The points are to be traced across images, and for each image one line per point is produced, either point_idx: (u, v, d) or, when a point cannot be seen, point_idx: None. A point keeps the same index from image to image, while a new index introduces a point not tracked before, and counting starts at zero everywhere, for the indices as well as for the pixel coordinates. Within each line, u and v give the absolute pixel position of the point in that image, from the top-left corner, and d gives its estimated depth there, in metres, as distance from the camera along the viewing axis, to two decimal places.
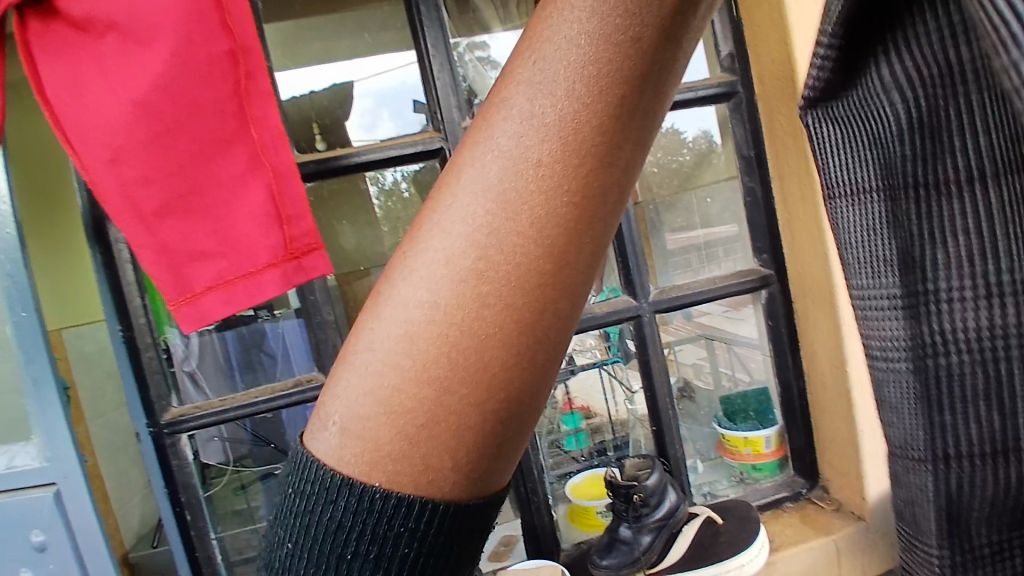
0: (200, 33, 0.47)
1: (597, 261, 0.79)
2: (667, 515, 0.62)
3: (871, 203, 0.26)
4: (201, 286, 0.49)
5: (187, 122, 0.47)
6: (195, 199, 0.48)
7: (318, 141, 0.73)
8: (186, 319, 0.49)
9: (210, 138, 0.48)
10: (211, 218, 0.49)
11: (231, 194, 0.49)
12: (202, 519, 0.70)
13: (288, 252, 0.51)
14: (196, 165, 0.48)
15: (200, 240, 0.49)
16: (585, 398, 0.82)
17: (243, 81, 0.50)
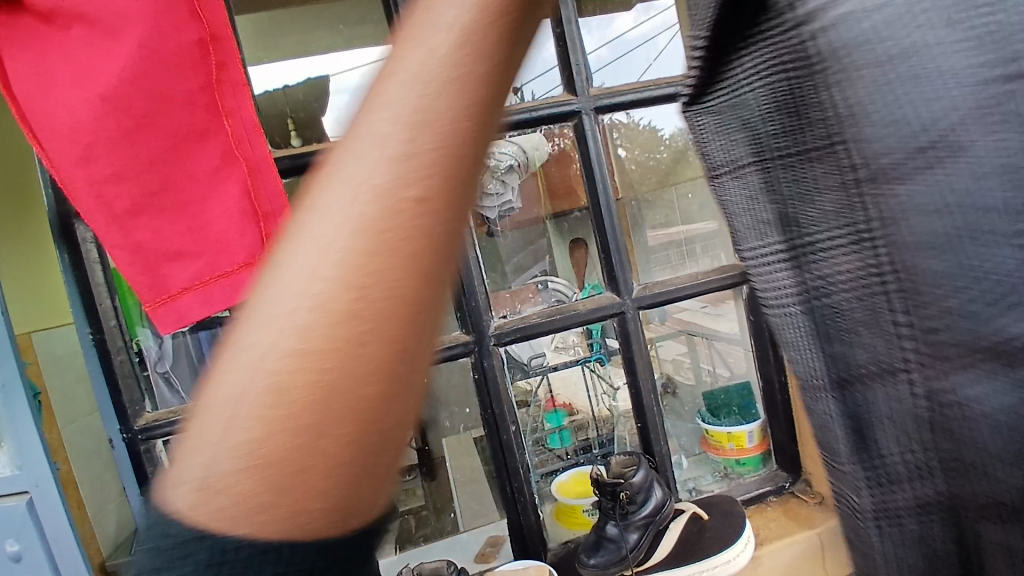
0: (169, 23, 0.45)
1: (579, 259, 0.81)
2: (654, 512, 0.62)
3: (752, 184, 0.24)
4: (179, 287, 0.48)
5: (158, 115, 0.45)
6: (169, 196, 0.47)
7: (292, 136, 0.71)
8: (164, 321, 0.48)
9: (182, 132, 0.46)
10: (187, 216, 0.47)
11: (206, 190, 0.48)
12: None
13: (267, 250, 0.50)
14: (168, 160, 0.46)
15: (175, 239, 0.47)
16: (568, 396, 0.83)
17: (215, 73, 0.48)
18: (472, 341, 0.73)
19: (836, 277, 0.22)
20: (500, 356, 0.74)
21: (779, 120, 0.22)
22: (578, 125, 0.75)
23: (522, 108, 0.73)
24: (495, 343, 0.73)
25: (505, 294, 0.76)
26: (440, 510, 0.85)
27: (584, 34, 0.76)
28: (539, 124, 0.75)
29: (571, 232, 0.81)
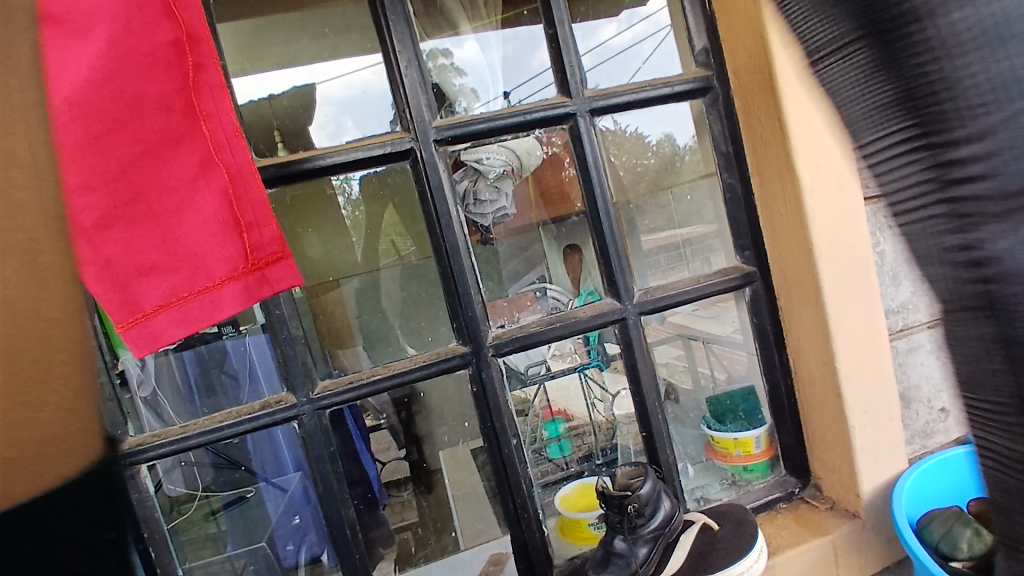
0: (140, 20, 0.44)
1: (573, 265, 0.79)
2: (663, 524, 0.61)
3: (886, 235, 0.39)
4: (153, 305, 0.46)
5: (130, 119, 0.44)
6: (142, 207, 0.45)
7: (278, 147, 0.68)
8: (137, 342, 0.46)
9: (157, 136, 0.45)
10: (161, 226, 0.46)
11: (182, 198, 0.46)
12: (168, 555, 0.64)
13: (249, 263, 0.49)
14: (141, 168, 0.45)
15: (149, 255, 0.46)
16: (563, 403, 0.82)
17: (191, 74, 0.47)
18: (469, 352, 0.71)
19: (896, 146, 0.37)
20: (498, 366, 0.72)
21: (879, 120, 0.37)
22: (573, 127, 0.73)
23: (514, 111, 0.71)
24: (493, 353, 0.72)
25: (503, 302, 0.74)
26: (440, 529, 0.83)
27: (578, 38, 0.75)
28: (528, 128, 0.73)
29: (567, 237, 0.80)
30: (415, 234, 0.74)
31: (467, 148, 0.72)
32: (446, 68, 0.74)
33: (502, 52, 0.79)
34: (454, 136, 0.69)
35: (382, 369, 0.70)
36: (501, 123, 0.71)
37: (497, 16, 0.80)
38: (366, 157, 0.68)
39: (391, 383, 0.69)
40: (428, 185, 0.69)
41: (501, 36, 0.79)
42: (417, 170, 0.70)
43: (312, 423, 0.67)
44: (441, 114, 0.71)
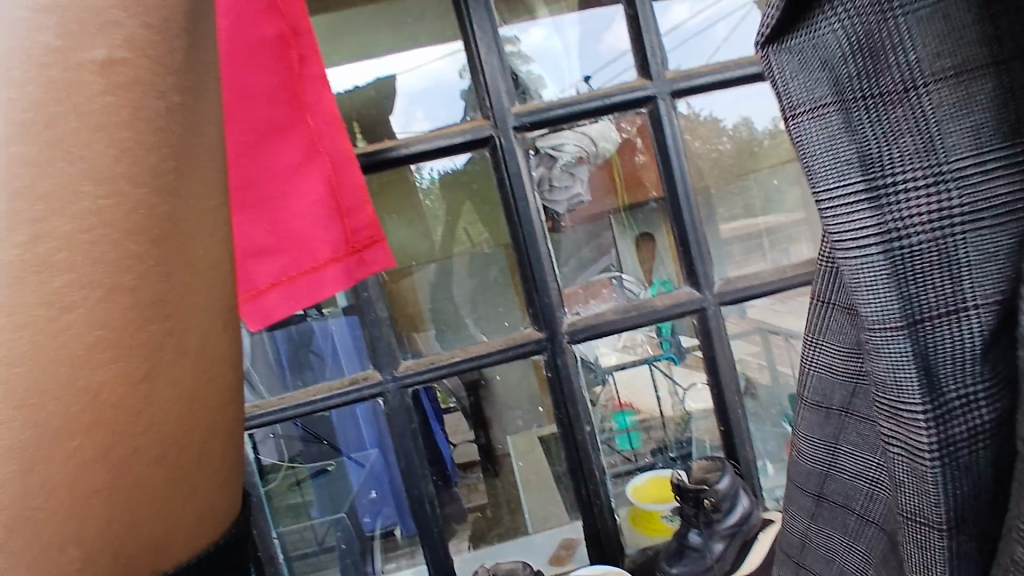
0: (249, 15, 0.47)
1: (645, 254, 0.76)
2: (742, 521, 0.59)
3: (881, 272, 0.20)
4: (264, 283, 0.49)
5: (239, 107, 0.47)
6: (251, 192, 0.48)
7: (357, 136, 0.72)
8: (253, 317, 0.49)
9: (265, 125, 0.49)
10: (270, 210, 0.50)
11: (288, 184, 0.50)
12: (263, 519, 0.73)
13: (349, 246, 0.52)
14: (252, 156, 0.48)
15: (261, 236, 0.49)
16: (630, 394, 0.77)
17: (296, 66, 0.50)
18: (545, 338, 0.72)
19: (932, 263, 0.20)
20: (574, 353, 0.73)
21: (894, 132, 0.20)
22: (653, 111, 0.73)
23: (593, 95, 0.71)
24: (569, 340, 0.73)
25: (578, 290, 0.74)
26: (513, 509, 0.79)
27: (658, 18, 0.73)
28: (608, 112, 0.72)
29: (644, 224, 0.76)
30: (488, 221, 0.75)
31: (545, 134, 0.72)
32: (512, 57, 0.72)
33: (581, 31, 0.75)
34: (534, 121, 0.70)
35: (460, 351, 0.73)
36: (581, 107, 0.71)
37: None
38: (444, 147, 0.70)
39: (468, 366, 0.72)
40: (507, 173, 0.71)
41: (578, 17, 0.75)
42: (496, 157, 0.71)
43: (397, 399, 0.72)
44: (522, 98, 0.71)
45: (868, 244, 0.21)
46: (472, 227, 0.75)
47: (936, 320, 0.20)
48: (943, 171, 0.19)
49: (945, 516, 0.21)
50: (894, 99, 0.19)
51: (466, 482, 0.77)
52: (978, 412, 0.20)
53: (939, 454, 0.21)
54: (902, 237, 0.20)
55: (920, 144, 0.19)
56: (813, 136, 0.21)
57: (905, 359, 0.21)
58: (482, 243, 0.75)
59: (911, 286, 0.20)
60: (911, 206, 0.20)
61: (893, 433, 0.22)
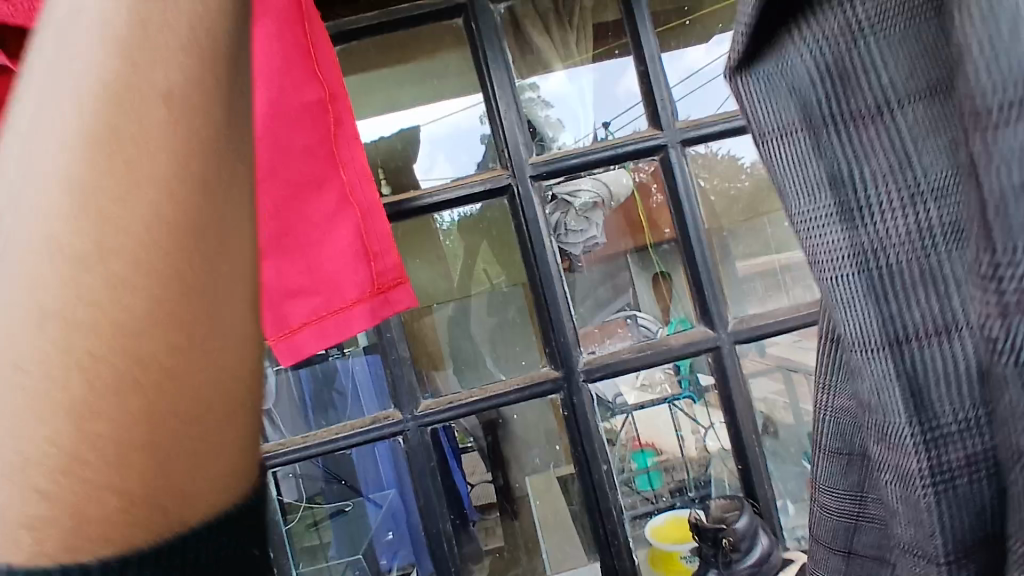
0: (292, 83, 0.52)
1: (662, 292, 0.78)
2: (762, 562, 0.57)
3: (861, 290, 0.20)
4: (298, 322, 0.52)
5: (281, 163, 0.51)
6: (289, 239, 0.52)
7: (382, 184, 0.77)
8: (285, 355, 0.52)
9: (303, 178, 0.52)
10: (305, 254, 0.53)
11: (321, 231, 0.53)
12: (286, 557, 0.75)
13: (376, 287, 0.55)
14: (292, 207, 0.52)
15: (297, 278, 0.52)
16: (652, 435, 0.78)
17: (332, 126, 0.54)
18: (561, 378, 0.73)
19: (922, 281, 0.19)
20: (590, 392, 0.74)
21: (874, 148, 0.20)
22: (665, 158, 0.75)
23: (605, 145, 0.75)
24: (585, 379, 0.74)
25: (594, 329, 0.76)
26: (531, 550, 0.79)
27: (666, 67, 0.77)
28: (621, 161, 0.75)
29: (658, 264, 0.78)
30: (506, 262, 0.77)
31: (561, 182, 0.75)
32: (533, 103, 0.77)
33: (595, 78, 0.79)
34: (548, 172, 0.74)
35: (478, 391, 0.74)
36: (592, 157, 0.74)
37: (590, 51, 0.79)
38: (462, 195, 0.74)
39: (485, 406, 0.73)
40: (524, 220, 0.74)
41: (591, 69, 0.79)
42: (514, 205, 0.75)
43: (417, 438, 0.73)
44: (536, 151, 0.75)
45: (847, 263, 0.21)
46: (491, 268, 0.77)
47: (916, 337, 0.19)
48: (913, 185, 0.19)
49: (944, 549, 0.20)
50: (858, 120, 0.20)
51: (483, 522, 0.77)
52: (964, 435, 0.19)
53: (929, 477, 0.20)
54: (875, 256, 0.20)
55: (894, 160, 0.19)
56: (789, 158, 0.22)
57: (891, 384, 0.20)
58: (501, 283, 0.77)
59: (891, 300, 0.20)
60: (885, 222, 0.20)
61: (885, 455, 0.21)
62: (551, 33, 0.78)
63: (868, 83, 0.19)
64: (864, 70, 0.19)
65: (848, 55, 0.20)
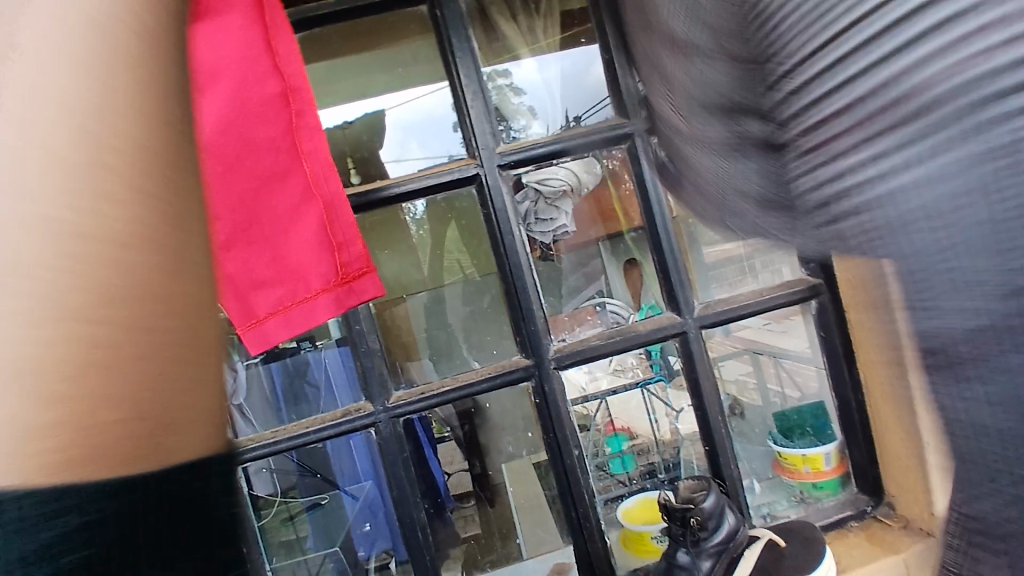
0: (252, 73, 0.50)
1: (633, 281, 0.80)
2: (727, 539, 0.60)
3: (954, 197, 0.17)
4: (264, 313, 0.52)
5: (242, 155, 0.50)
6: (255, 230, 0.51)
7: (350, 173, 0.75)
8: (252, 343, 0.52)
9: (265, 171, 0.51)
10: (270, 244, 0.53)
11: (286, 222, 0.53)
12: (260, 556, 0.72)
13: (340, 277, 0.54)
14: (257, 198, 0.51)
15: (263, 270, 0.52)
16: (627, 419, 0.81)
17: (294, 119, 0.53)
18: (532, 365, 0.74)
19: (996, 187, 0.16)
20: (560, 379, 0.74)
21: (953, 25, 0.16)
22: (631, 147, 0.74)
23: (574, 135, 0.75)
24: (555, 366, 0.74)
25: (564, 316, 0.77)
26: (506, 535, 0.81)
27: None
28: (588, 149, 0.76)
29: (627, 253, 0.80)
30: (476, 252, 0.77)
31: (531, 171, 0.75)
32: (505, 89, 0.77)
33: (561, 68, 0.79)
34: (518, 160, 0.74)
35: (450, 380, 0.74)
36: (561, 147, 0.75)
37: (557, 36, 0.79)
38: (432, 185, 0.73)
39: (457, 396, 0.73)
40: (493, 209, 0.74)
41: (556, 57, 0.79)
42: (482, 194, 0.75)
43: (388, 429, 0.73)
44: (504, 140, 0.75)
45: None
46: (462, 259, 0.78)
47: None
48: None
49: None
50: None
51: (460, 511, 0.79)
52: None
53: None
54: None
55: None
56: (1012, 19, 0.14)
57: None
58: (472, 273, 0.78)
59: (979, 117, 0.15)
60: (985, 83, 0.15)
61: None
62: (518, 19, 0.78)
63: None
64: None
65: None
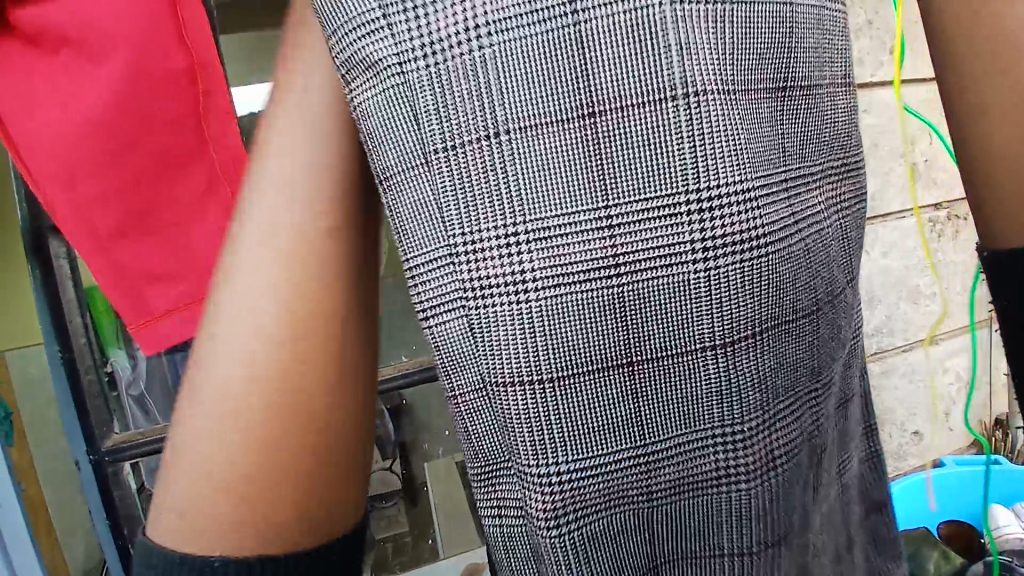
0: (155, 48, 0.45)
1: None
2: None
3: None
4: (162, 310, 0.50)
5: (138, 139, 0.46)
6: (150, 221, 0.48)
7: None
8: (147, 342, 0.49)
9: (165, 156, 0.47)
10: (168, 240, 0.49)
11: (188, 215, 0.49)
12: None
13: None
14: (153, 186, 0.47)
15: (157, 264, 0.49)
16: None
17: (199, 98, 0.48)
18: None
19: None
20: None
21: None
22: None
23: None
24: None
25: None
26: (420, 536, 0.82)
27: None
28: None
29: None
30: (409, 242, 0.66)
31: None
32: None
33: None
34: None
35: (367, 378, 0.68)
36: None
37: None
38: None
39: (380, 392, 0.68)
40: None
41: None
42: None
43: None
44: None
45: (577, 218, 0.20)
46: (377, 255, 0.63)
47: (656, 309, 0.21)
48: (717, 205, 0.21)
49: None
50: (608, 110, 0.20)
51: (381, 513, 0.79)
52: (587, 374, 0.21)
53: (529, 383, 0.20)
54: (578, 210, 0.20)
55: (644, 175, 0.20)
56: (519, 87, 0.20)
57: (555, 309, 0.20)
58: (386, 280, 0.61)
59: (450, 108, 0.20)
60: (456, 112, 0.20)
61: (512, 381, 0.20)
62: None
63: (619, 84, 0.20)
64: (720, 135, 0.21)
65: (756, 49, 0.23)
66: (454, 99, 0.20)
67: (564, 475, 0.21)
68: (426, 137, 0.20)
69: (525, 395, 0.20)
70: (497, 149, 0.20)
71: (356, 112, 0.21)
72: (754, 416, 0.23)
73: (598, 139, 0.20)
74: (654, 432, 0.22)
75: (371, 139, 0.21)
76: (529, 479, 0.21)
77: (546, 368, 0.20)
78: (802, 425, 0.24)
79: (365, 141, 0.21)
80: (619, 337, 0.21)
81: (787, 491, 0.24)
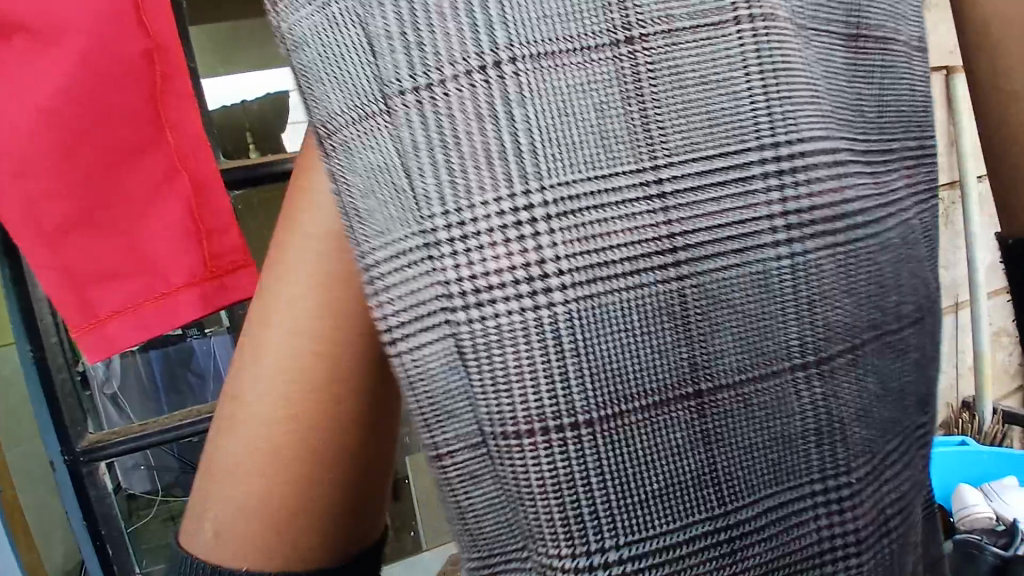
0: (116, 33, 0.45)
1: None
2: None
3: None
4: (108, 311, 0.47)
5: (94, 128, 0.45)
6: (102, 214, 0.47)
7: (251, 150, 0.72)
8: (93, 347, 0.46)
9: (122, 145, 0.47)
10: (121, 233, 0.48)
11: (144, 206, 0.49)
12: (126, 552, 0.70)
13: (208, 271, 0.50)
14: (108, 176, 0.47)
15: (111, 258, 0.47)
16: None
17: (158, 84, 0.48)
18: None
19: None
20: None
21: None
22: None
23: None
24: None
25: None
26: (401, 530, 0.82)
27: None
28: None
29: None
30: None
31: None
32: None
33: None
34: None
35: None
36: None
37: None
38: None
39: None
40: None
41: None
42: None
43: None
44: None
45: (616, 180, 0.19)
46: None
47: (728, 313, 0.19)
48: (801, 183, 0.20)
49: None
50: (657, 37, 0.19)
51: None
52: (637, 411, 0.19)
53: (552, 433, 0.18)
54: (618, 172, 0.19)
55: (703, 127, 0.19)
56: (528, 15, 0.18)
57: (589, 313, 0.18)
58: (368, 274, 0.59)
59: (420, 32, 0.18)
60: (427, 42, 0.18)
61: (525, 417, 0.18)
62: None
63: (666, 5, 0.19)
64: (802, 83, 0.20)
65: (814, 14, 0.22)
66: (428, 29, 0.18)
67: (608, 553, 0.19)
68: (384, 72, 0.18)
69: (550, 437, 0.18)
70: (495, 95, 0.18)
71: (298, 47, 0.20)
72: (860, 463, 0.21)
73: (636, 76, 0.19)
74: (733, 492, 0.20)
75: (326, 89, 0.20)
76: (556, 560, 0.19)
77: (576, 405, 0.18)
78: (905, 475, 0.22)
79: (303, 85, 0.21)
80: (682, 354, 0.19)
81: (892, 554, 0.21)
